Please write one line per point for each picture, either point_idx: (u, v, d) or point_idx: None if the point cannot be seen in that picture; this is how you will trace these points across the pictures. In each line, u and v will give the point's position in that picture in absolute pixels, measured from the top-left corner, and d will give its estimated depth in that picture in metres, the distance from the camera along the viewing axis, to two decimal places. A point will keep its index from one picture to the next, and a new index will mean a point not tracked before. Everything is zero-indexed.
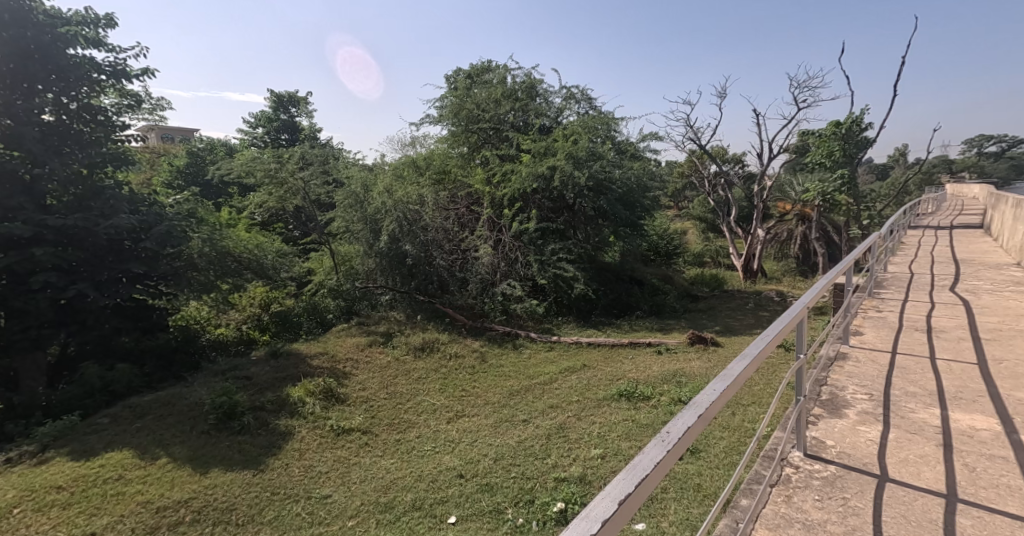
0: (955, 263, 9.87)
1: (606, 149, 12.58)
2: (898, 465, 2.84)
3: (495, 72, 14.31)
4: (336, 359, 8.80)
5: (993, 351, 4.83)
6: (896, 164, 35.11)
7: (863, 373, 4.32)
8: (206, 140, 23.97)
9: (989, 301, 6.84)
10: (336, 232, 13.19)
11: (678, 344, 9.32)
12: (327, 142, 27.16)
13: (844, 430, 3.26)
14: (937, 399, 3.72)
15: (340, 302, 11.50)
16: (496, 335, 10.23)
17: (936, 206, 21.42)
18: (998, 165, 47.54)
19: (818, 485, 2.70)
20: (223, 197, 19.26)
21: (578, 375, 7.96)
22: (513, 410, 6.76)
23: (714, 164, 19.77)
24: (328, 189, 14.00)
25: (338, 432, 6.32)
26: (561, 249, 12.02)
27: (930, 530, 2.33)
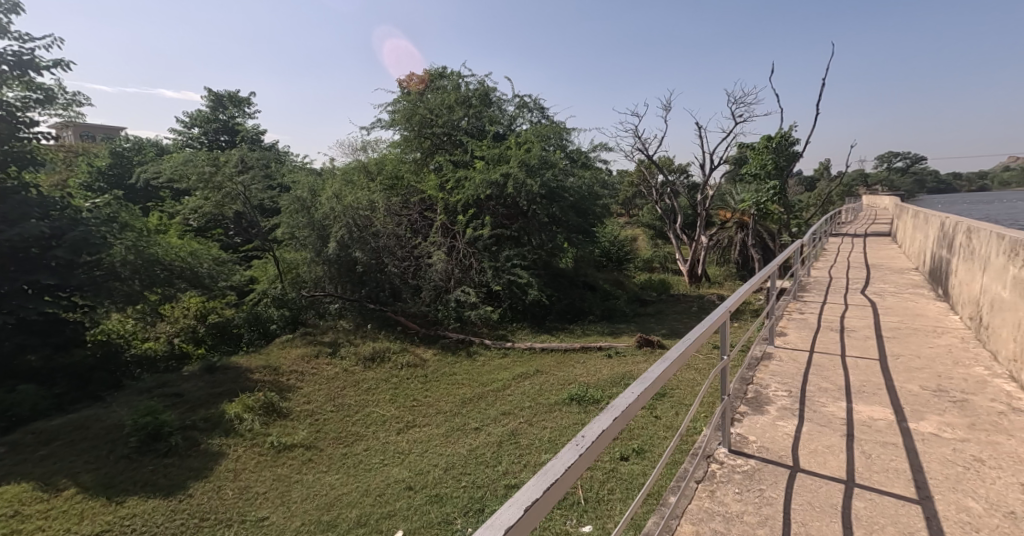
0: (868, 268, 10.73)
1: (559, 158, 12.66)
2: (808, 455, 2.99)
3: (448, 79, 14.22)
4: (280, 371, 8.28)
5: (893, 348, 5.24)
6: (821, 178, 38.01)
7: (785, 371, 4.54)
8: (133, 139, 22.20)
9: (893, 302, 7.46)
10: (281, 239, 12.61)
11: (627, 348, 9.46)
12: (271, 145, 26.03)
13: (763, 426, 3.39)
14: (844, 393, 3.97)
15: (285, 311, 10.86)
16: (449, 342, 9.98)
17: (853, 216, 23.29)
18: (905, 181, 52.48)
19: (738, 478, 2.77)
20: (152, 201, 17.92)
21: (530, 381, 7.83)
22: (465, 418, 6.55)
23: (661, 174, 20.54)
24: (270, 193, 13.30)
25: (279, 449, 5.95)
26: (516, 256, 11.96)
27: (830, 514, 2.44)
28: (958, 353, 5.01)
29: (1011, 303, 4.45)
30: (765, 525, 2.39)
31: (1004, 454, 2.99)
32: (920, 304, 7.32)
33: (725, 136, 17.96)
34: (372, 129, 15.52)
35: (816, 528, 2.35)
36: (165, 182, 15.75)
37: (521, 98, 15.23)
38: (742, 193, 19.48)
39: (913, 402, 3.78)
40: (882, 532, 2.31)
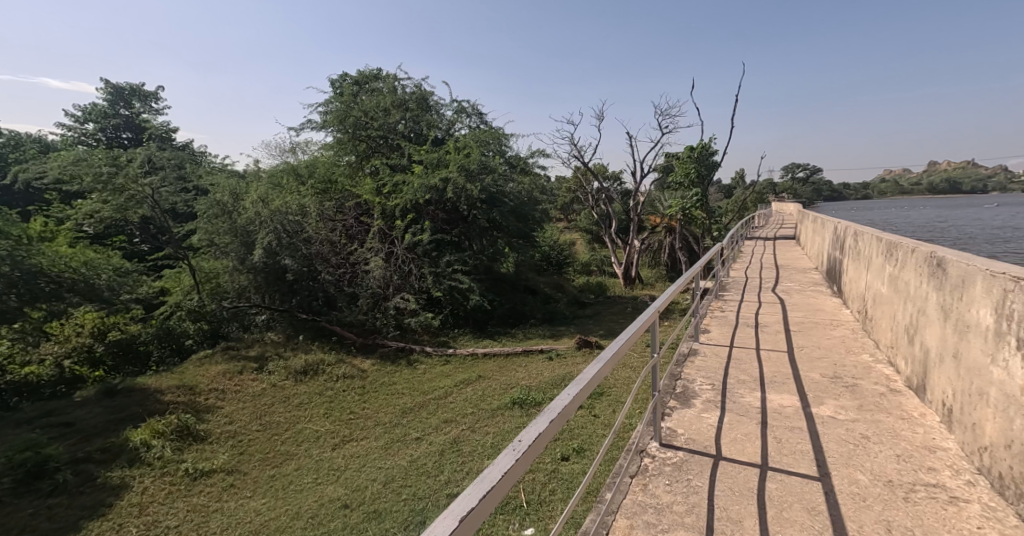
0: (778, 268, 11.81)
1: (498, 163, 12.70)
2: (729, 444, 3.32)
3: (384, 81, 13.98)
4: (195, 391, 7.80)
5: (799, 340, 5.87)
6: (737, 185, 41.04)
7: (708, 365, 4.96)
8: (11, 135, 19.82)
9: (801, 299, 8.29)
10: (196, 246, 11.82)
11: (567, 349, 9.76)
12: (183, 145, 24.23)
13: (690, 419, 3.71)
14: (759, 384, 4.41)
15: (203, 325, 10.39)
16: (388, 351, 9.83)
17: (765, 221, 25.47)
18: (807, 189, 58.09)
19: (668, 470, 3.01)
20: (39, 205, 16.09)
21: (473, 387, 7.92)
22: (405, 429, 6.52)
23: (596, 181, 21.34)
24: (182, 196, 12.43)
25: (195, 476, 5.65)
26: (457, 261, 11.98)
27: (748, 497, 2.73)
28: (850, 342, 5.70)
29: (887, 297, 5.15)
30: (692, 512, 2.61)
31: (885, 430, 3.49)
32: (819, 300, 8.21)
33: (655, 146, 19.47)
34: (302, 130, 15.02)
35: (736, 511, 2.62)
36: (57, 183, 14.23)
37: (459, 103, 15.29)
38: (669, 199, 20.65)
39: (815, 389, 4.28)
40: (790, 508, 2.63)
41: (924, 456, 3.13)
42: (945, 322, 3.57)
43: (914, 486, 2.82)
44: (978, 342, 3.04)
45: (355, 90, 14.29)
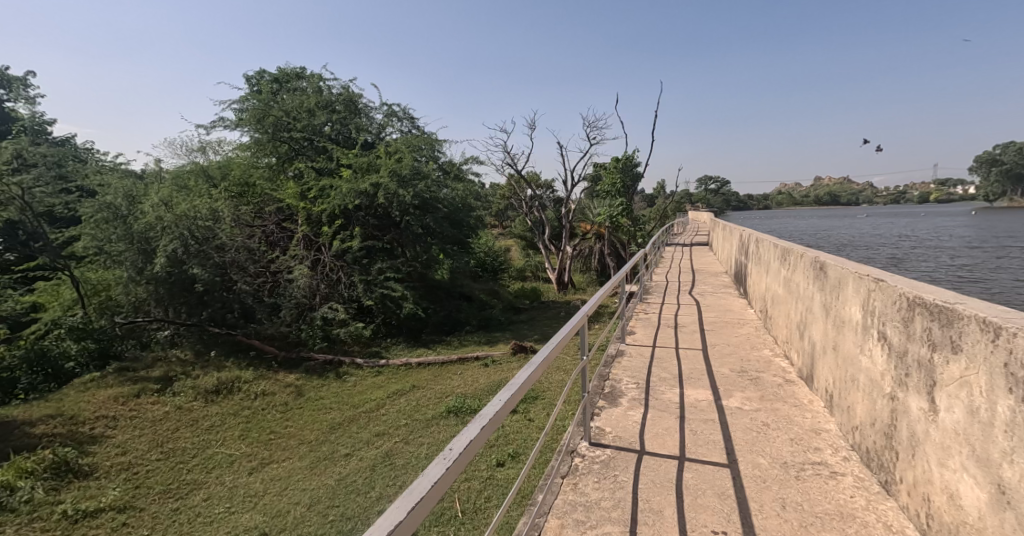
0: (695, 272, 12.74)
1: (430, 169, 12.80)
2: (652, 439, 3.58)
3: (308, 81, 13.48)
4: (78, 420, 7.08)
5: (713, 338, 6.40)
6: (658, 194, 43.56)
7: (634, 365, 5.30)
8: None
9: (714, 300, 9.03)
10: (77, 253, 10.68)
11: (503, 355, 9.88)
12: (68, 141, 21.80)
13: (617, 418, 3.95)
14: (678, 381, 4.78)
15: (89, 344, 9.44)
16: (315, 365, 9.43)
17: (683, 228, 27.29)
18: (718, 200, 62.96)
19: (596, 468, 3.19)
20: None
21: (407, 397, 7.84)
22: (332, 446, 6.34)
23: (529, 188, 21.84)
24: (61, 197, 11.24)
25: (78, 517, 5.12)
26: (388, 268, 11.79)
27: (667, 488, 2.96)
28: (754, 339, 6.29)
29: (782, 298, 5.77)
30: (618, 507, 2.79)
31: (781, 417, 3.93)
32: (729, 301, 8.98)
33: (584, 155, 20.36)
34: (212, 128, 14.11)
35: (657, 502, 2.83)
36: None
37: (389, 107, 15.03)
38: (598, 206, 21.55)
39: (725, 383, 4.70)
40: (703, 496, 2.89)
41: (811, 438, 3.57)
42: (827, 318, 4.09)
43: (803, 465, 3.21)
44: (851, 334, 3.53)
45: (275, 88, 13.83)
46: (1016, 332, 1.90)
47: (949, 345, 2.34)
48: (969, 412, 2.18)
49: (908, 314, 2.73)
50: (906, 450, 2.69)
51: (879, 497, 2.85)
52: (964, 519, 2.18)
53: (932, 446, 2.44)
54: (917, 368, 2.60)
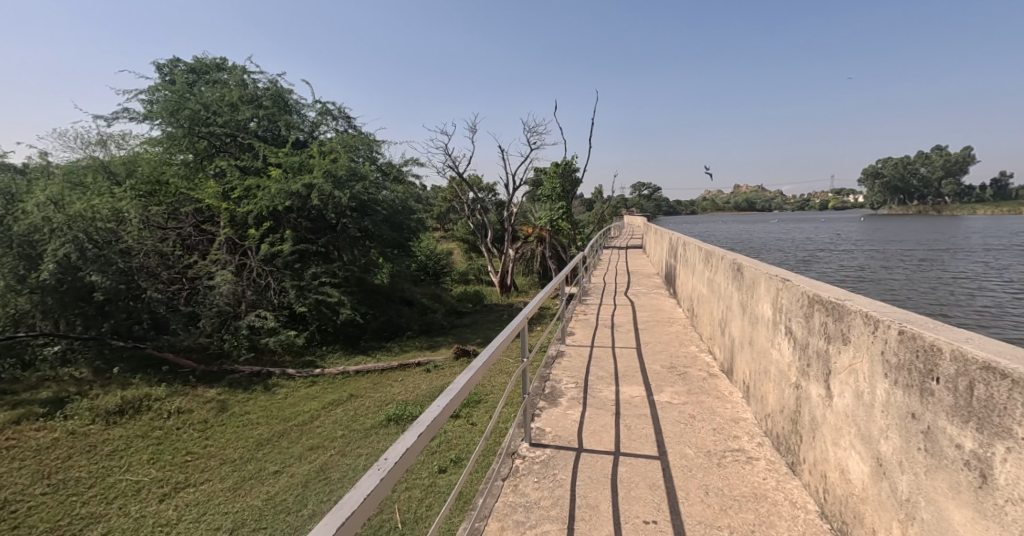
0: (630, 273, 13.29)
1: (368, 169, 12.56)
2: (589, 436, 3.72)
3: (231, 73, 12.91)
4: None
5: (647, 336, 6.73)
6: (597, 199, 44.94)
7: (573, 365, 5.47)
8: None
9: (648, 300, 9.48)
10: None
11: (445, 360, 9.82)
12: None
13: (557, 417, 4.07)
14: (614, 379, 5.00)
15: None
16: (240, 378, 8.93)
17: (620, 232, 28.34)
18: (651, 205, 66.05)
19: (536, 469, 3.27)
20: None
21: (343, 408, 7.62)
22: (259, 464, 6.03)
23: (471, 192, 21.89)
24: None
25: None
26: (324, 273, 11.33)
27: (603, 483, 3.09)
28: (683, 337, 6.67)
29: (706, 297, 6.17)
30: (557, 505, 2.86)
31: (706, 408, 4.21)
32: (660, 301, 9.46)
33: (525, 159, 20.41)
34: (113, 120, 12.93)
35: (593, 497, 2.94)
36: None
37: (322, 105, 14.57)
38: (539, 210, 21.93)
39: (657, 379, 4.97)
40: (636, 488, 3.04)
41: (731, 427, 3.86)
42: (744, 316, 4.44)
43: (724, 453, 3.46)
44: (764, 330, 3.86)
45: (191, 79, 13.12)
46: (890, 323, 2.17)
47: (842, 336, 2.62)
48: (856, 396, 2.46)
49: (810, 310, 3.03)
50: (808, 433, 2.98)
51: (786, 477, 3.14)
52: (853, 491, 2.45)
53: (829, 427, 2.73)
54: (817, 358, 2.89)
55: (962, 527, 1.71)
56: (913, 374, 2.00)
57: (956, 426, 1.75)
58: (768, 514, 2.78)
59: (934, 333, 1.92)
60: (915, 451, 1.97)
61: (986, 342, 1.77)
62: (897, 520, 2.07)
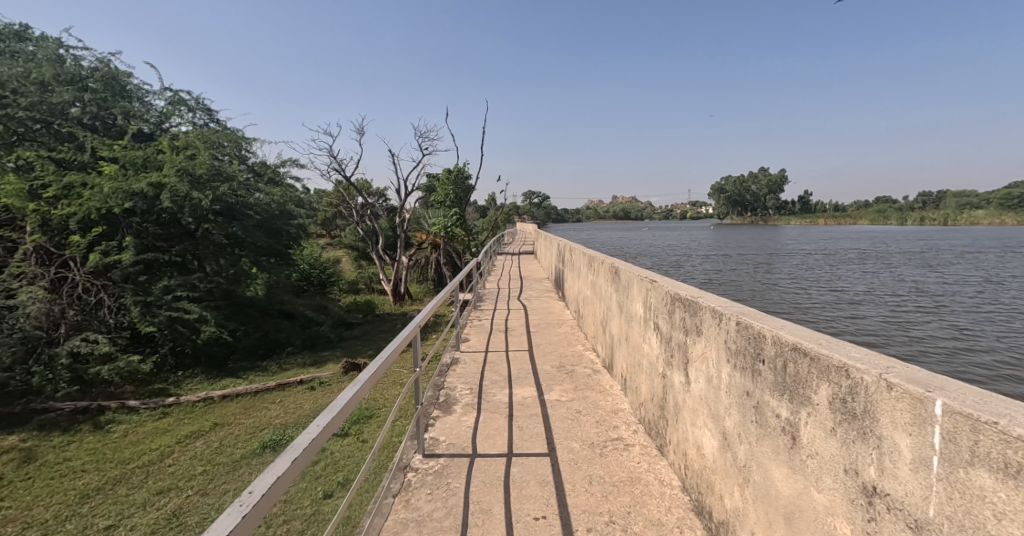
0: (522, 278, 13.73)
1: (235, 169, 11.83)
2: (484, 440, 3.82)
3: (44, 47, 10.81)
4: None
5: (539, 338, 7.03)
6: (490, 205, 45.66)
7: (467, 371, 5.54)
8: None
9: (539, 303, 9.88)
10: None
11: (333, 375, 9.32)
12: None
13: (451, 425, 4.10)
14: (507, 382, 5.17)
15: None
16: (57, 418, 7.22)
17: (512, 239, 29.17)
18: (539, 213, 68.81)
19: (429, 480, 3.25)
20: None
21: (204, 440, 6.62)
22: (83, 520, 4.79)
23: (360, 196, 21.07)
24: None
25: None
26: (180, 286, 10.10)
27: (496, 486, 3.17)
28: (570, 337, 7.05)
29: (590, 299, 6.63)
30: (450, 514, 2.88)
31: (591, 403, 4.52)
32: (551, 304, 9.89)
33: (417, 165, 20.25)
34: None
35: (486, 501, 3.01)
36: None
37: (173, 93, 13.02)
38: (432, 216, 21.82)
39: (547, 379, 5.24)
40: (528, 486, 3.18)
41: (611, 418, 4.19)
42: (621, 315, 4.84)
43: (605, 443, 3.75)
44: (637, 327, 4.25)
45: None
46: (730, 316, 2.53)
47: (696, 329, 3.00)
48: (708, 381, 2.82)
49: (671, 306, 3.42)
50: (672, 416, 3.35)
51: (655, 458, 3.50)
52: (706, 464, 2.81)
53: (688, 410, 3.09)
54: (678, 349, 3.27)
55: (781, 483, 2.05)
56: (747, 358, 2.36)
57: (776, 399, 2.11)
58: (641, 494, 3.07)
59: (761, 323, 2.29)
60: (750, 424, 2.33)
61: (795, 328, 2.17)
62: (738, 485, 2.42)
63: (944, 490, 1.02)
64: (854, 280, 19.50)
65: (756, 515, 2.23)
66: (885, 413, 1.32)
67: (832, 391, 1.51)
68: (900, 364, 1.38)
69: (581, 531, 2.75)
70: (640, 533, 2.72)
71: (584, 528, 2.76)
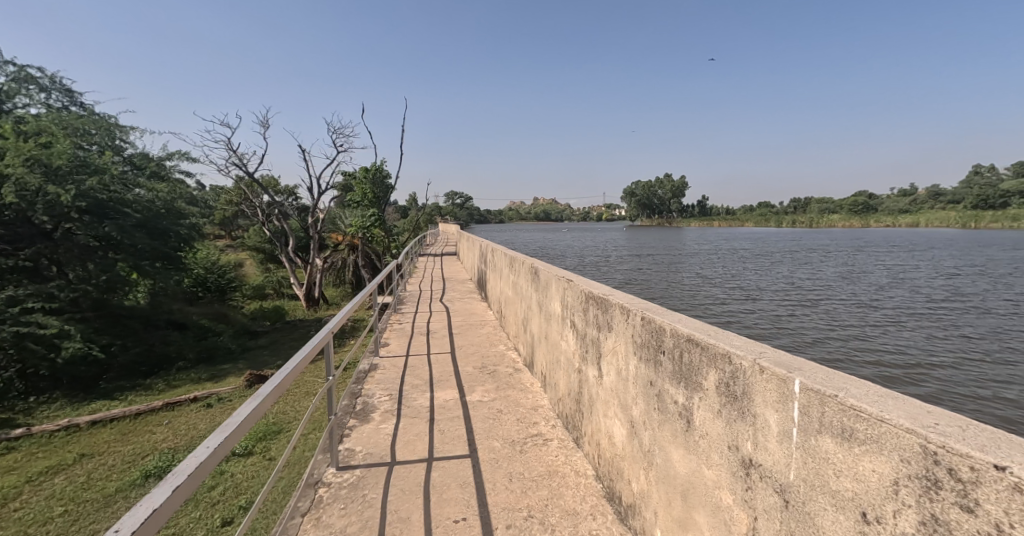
0: (444, 279, 13.59)
1: (107, 162, 10.79)
2: (403, 447, 3.76)
3: None
4: None
5: (461, 340, 7.01)
6: (410, 204, 44.75)
7: (387, 377, 5.40)
8: None
9: (461, 304, 9.84)
10: None
11: (235, 389, 8.67)
12: None
13: (369, 434, 3.98)
14: (428, 386, 5.11)
15: None
16: None
17: (434, 240, 28.81)
18: (461, 213, 68.55)
19: (343, 493, 3.14)
20: None
21: (67, 474, 5.74)
22: None
23: (266, 194, 19.70)
24: None
25: None
26: (34, 297, 8.93)
27: (415, 493, 3.13)
28: (493, 337, 7.12)
29: (512, 299, 6.74)
30: (366, 527, 2.81)
31: (512, 402, 4.61)
32: (473, 305, 9.89)
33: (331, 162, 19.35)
34: None
35: (405, 509, 2.97)
36: None
37: (20, 70, 11.44)
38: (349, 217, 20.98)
39: (469, 380, 5.25)
40: (448, 489, 3.18)
41: (532, 415, 4.31)
42: (540, 314, 4.98)
43: (525, 439, 3.85)
44: (555, 325, 4.41)
45: None
46: (636, 312, 2.71)
47: (607, 325, 3.16)
48: (617, 374, 2.99)
49: (586, 304, 3.59)
50: (587, 409, 3.51)
51: (572, 450, 3.66)
52: (616, 452, 2.99)
53: (601, 403, 3.25)
54: (592, 345, 3.43)
55: (678, 463, 2.24)
56: (651, 349, 2.55)
57: (674, 387, 2.29)
58: (558, 486, 3.20)
59: (661, 318, 2.49)
60: (653, 412, 2.51)
61: (690, 322, 2.38)
62: (643, 470, 2.59)
63: (800, 455, 1.18)
64: (748, 277, 21.44)
65: (659, 496, 2.40)
66: (758, 394, 1.48)
67: (719, 377, 1.68)
68: (771, 349, 1.56)
69: (500, 528, 2.80)
70: (556, 524, 2.82)
71: (503, 525, 2.82)
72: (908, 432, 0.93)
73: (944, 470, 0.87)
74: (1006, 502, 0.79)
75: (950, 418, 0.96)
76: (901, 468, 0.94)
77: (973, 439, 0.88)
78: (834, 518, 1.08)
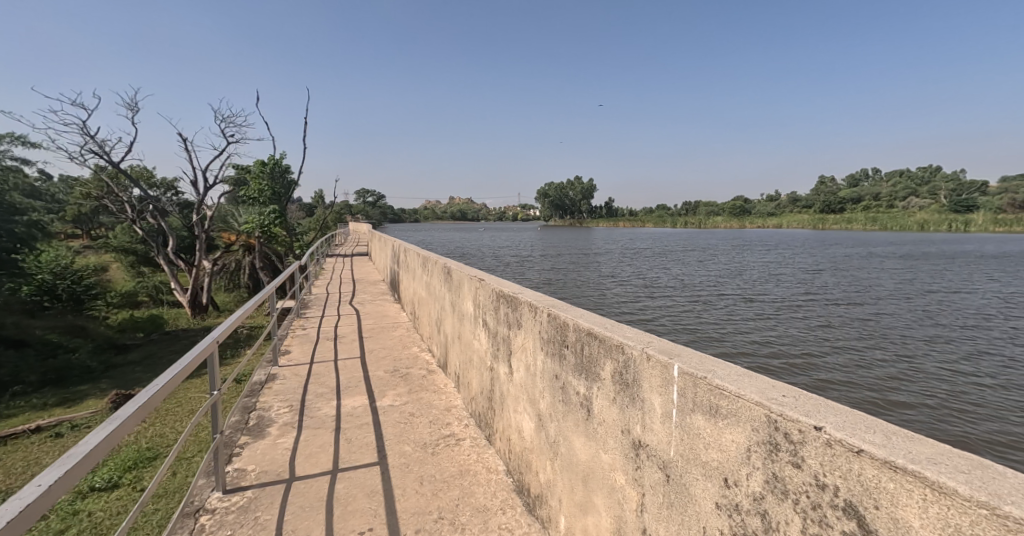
0: (354, 281, 13.02)
1: None
2: (304, 460, 3.58)
3: None
4: None
5: (371, 344, 6.76)
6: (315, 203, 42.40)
7: (287, 387, 5.08)
8: None
9: (371, 307, 9.48)
10: None
11: (98, 414, 7.65)
12: None
13: (264, 451, 3.73)
14: (334, 393, 4.89)
15: None
16: None
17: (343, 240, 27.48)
18: (371, 212, 66.09)
19: (231, 518, 2.92)
20: None
21: None
22: None
23: (136, 187, 17.46)
24: None
25: None
26: None
27: (315, 509, 2.99)
28: (405, 340, 6.94)
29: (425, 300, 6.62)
30: None
31: (425, 404, 4.54)
32: (386, 307, 9.57)
33: (220, 154, 17.54)
34: None
35: (304, 527, 2.83)
36: None
37: None
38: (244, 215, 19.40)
39: (379, 385, 5.09)
40: (353, 501, 3.08)
41: (445, 416, 4.28)
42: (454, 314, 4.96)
43: (437, 441, 3.82)
44: (468, 325, 4.42)
45: None
46: (543, 308, 2.80)
47: (516, 322, 3.23)
48: (527, 369, 3.07)
49: (497, 303, 3.64)
50: (499, 406, 3.57)
51: (484, 448, 3.70)
52: (525, 444, 3.07)
53: (512, 399, 3.32)
54: (504, 342, 3.48)
55: (580, 450, 2.36)
56: (555, 344, 2.65)
57: (576, 378, 2.41)
58: (469, 484, 3.22)
59: (565, 313, 2.59)
60: (558, 403, 2.60)
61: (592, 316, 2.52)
62: (549, 460, 2.69)
63: (677, 433, 1.30)
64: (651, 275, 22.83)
65: (563, 483, 2.51)
66: (645, 381, 1.62)
67: (613, 366, 1.80)
68: (657, 339, 1.71)
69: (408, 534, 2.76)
70: (466, 522, 2.84)
71: (412, 530, 2.78)
72: (757, 405, 1.07)
73: (781, 433, 1.00)
74: (821, 456, 0.93)
75: (789, 390, 1.12)
76: (751, 436, 1.08)
77: (803, 407, 1.03)
78: (704, 486, 1.21)
